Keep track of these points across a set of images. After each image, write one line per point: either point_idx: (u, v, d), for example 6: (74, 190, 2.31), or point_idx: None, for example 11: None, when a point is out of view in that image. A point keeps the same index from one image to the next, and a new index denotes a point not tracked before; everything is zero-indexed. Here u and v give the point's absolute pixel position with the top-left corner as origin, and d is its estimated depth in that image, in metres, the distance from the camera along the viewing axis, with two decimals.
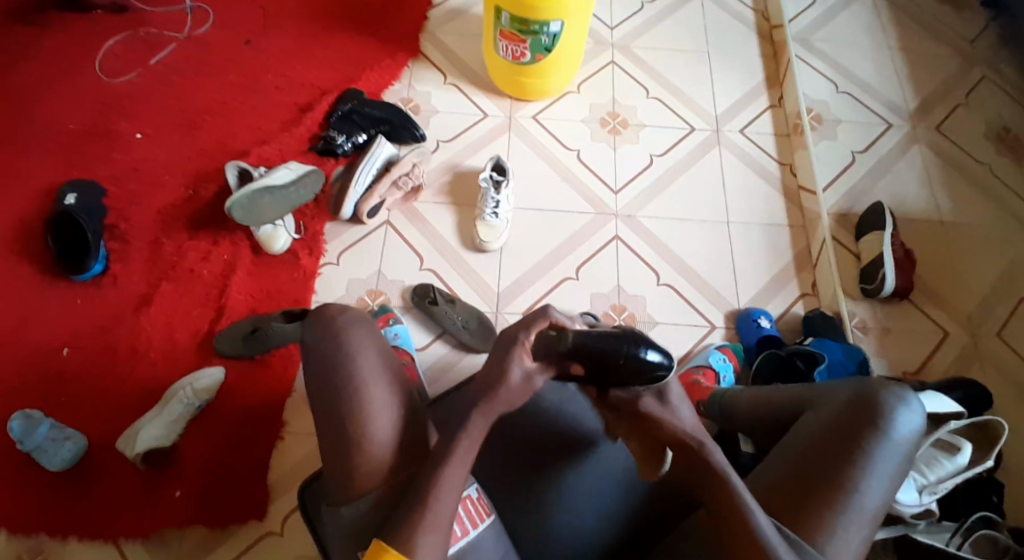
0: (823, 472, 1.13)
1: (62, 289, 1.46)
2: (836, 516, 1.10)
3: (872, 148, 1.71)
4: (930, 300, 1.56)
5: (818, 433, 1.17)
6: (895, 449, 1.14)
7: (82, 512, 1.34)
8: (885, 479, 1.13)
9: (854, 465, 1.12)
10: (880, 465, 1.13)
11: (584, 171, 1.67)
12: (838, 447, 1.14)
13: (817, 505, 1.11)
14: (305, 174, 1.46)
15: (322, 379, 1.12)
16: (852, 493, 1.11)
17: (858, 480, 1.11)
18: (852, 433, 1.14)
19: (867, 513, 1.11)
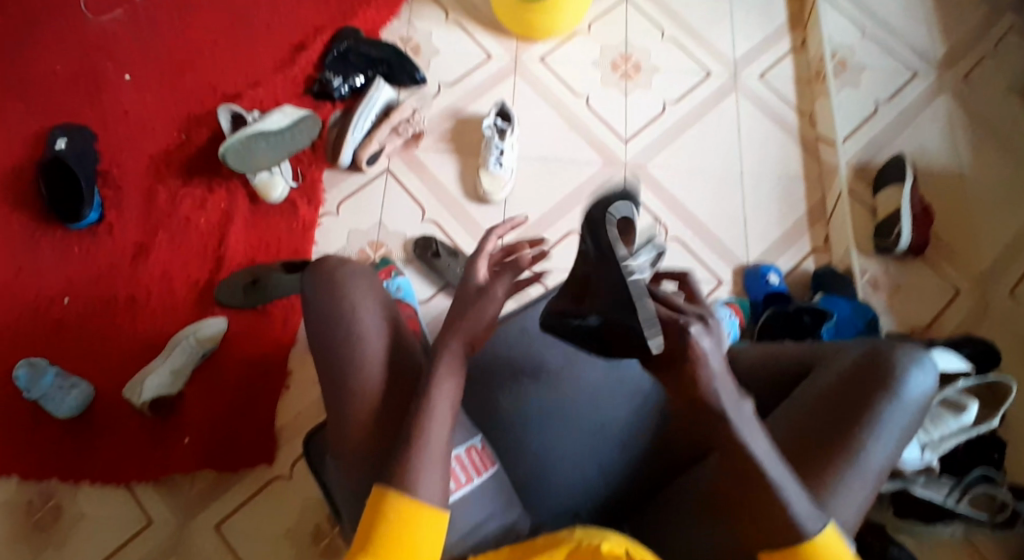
0: (828, 432, 1.03)
1: (58, 237, 1.49)
2: (841, 476, 1.00)
3: (895, 98, 1.64)
4: (943, 256, 1.52)
5: (822, 392, 1.08)
6: (905, 406, 1.04)
7: (89, 458, 1.39)
8: (893, 438, 1.04)
9: (861, 423, 1.03)
10: (888, 427, 1.03)
11: (592, 118, 1.60)
12: (842, 406, 1.05)
13: (822, 467, 1.01)
14: (299, 120, 1.50)
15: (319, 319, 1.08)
16: (858, 452, 1.01)
17: (864, 439, 1.02)
18: (859, 395, 1.05)
19: (872, 475, 1.01)
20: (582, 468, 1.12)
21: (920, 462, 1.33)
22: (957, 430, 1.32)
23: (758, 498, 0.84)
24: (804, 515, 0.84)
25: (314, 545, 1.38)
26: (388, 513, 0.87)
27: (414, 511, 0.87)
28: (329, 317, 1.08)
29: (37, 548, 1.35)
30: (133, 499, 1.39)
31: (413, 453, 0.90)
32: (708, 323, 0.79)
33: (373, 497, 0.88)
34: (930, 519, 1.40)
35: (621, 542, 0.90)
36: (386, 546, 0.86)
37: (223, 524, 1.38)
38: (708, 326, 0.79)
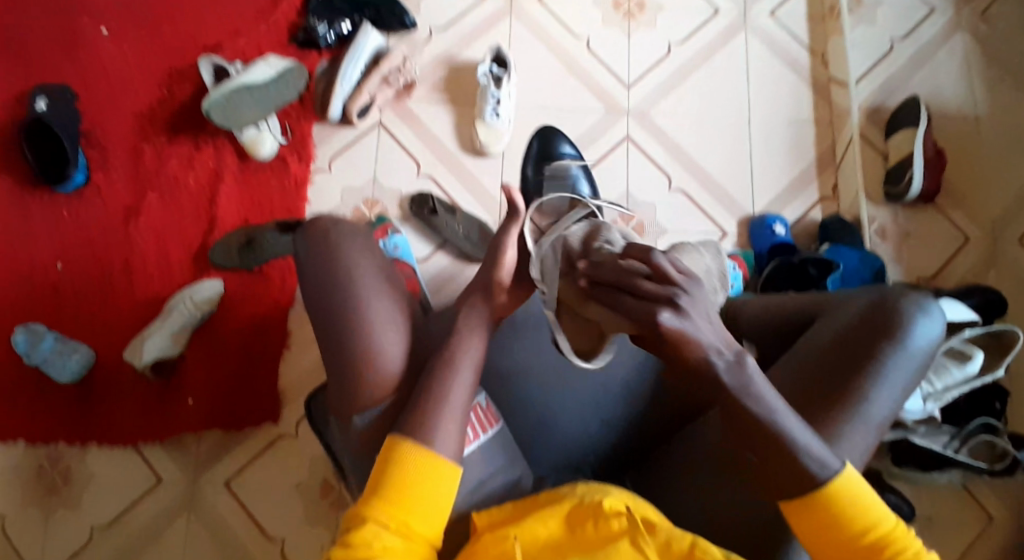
0: (832, 383, 1.03)
1: (46, 201, 1.46)
2: (845, 426, 1.00)
3: (912, 36, 1.56)
4: (955, 204, 1.47)
5: (827, 342, 1.07)
6: (911, 356, 1.04)
7: (92, 421, 1.40)
8: (898, 388, 1.03)
9: (866, 373, 1.02)
10: (893, 375, 1.03)
11: (592, 63, 1.54)
12: (846, 356, 1.04)
13: (826, 417, 1.01)
14: (284, 72, 1.45)
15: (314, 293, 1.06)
16: (862, 402, 1.01)
17: (868, 389, 1.02)
18: (863, 343, 1.04)
19: (875, 422, 1.01)
20: (584, 426, 1.17)
21: (922, 413, 1.31)
22: (962, 381, 1.29)
23: (774, 448, 0.87)
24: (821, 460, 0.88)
25: (322, 499, 1.39)
26: (398, 459, 0.93)
27: (422, 457, 0.93)
28: (321, 295, 1.06)
29: (50, 509, 1.36)
30: (143, 460, 1.40)
31: (434, 412, 0.96)
32: (680, 307, 0.83)
33: (387, 447, 0.95)
34: (927, 468, 1.37)
35: (621, 498, 0.95)
36: (395, 489, 0.92)
37: (234, 481, 1.39)
38: (682, 310, 0.83)
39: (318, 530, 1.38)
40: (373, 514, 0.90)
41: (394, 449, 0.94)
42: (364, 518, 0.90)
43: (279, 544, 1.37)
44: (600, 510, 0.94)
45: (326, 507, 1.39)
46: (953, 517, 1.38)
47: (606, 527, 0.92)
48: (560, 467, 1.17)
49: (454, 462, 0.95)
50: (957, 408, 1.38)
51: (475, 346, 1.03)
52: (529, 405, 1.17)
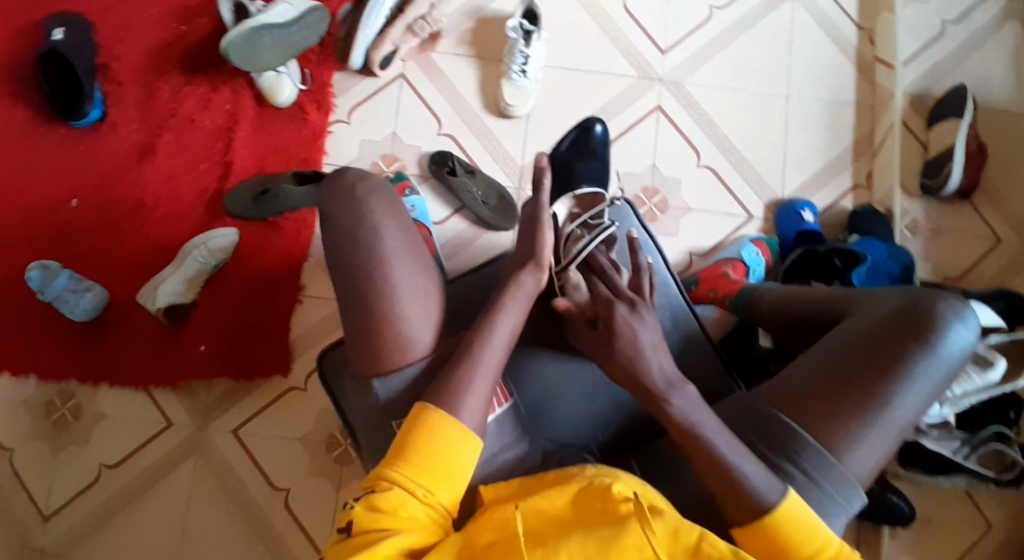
0: (856, 382, 1.01)
1: (61, 135, 1.43)
2: (863, 430, 1.00)
3: (965, 19, 1.47)
4: (992, 202, 1.42)
5: (857, 338, 1.04)
6: (942, 361, 1.02)
7: (104, 361, 1.42)
8: (923, 394, 1.02)
9: (892, 377, 1.00)
10: (920, 381, 1.01)
11: (628, 25, 1.47)
12: (875, 356, 1.02)
13: (844, 418, 1.00)
14: (306, 12, 1.37)
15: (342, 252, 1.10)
16: (886, 407, 1.00)
17: (892, 394, 1.00)
18: (893, 346, 1.02)
19: (896, 425, 1.01)
20: (594, 403, 1.19)
21: (938, 416, 1.31)
22: (982, 388, 1.27)
23: (720, 477, 0.96)
24: (765, 487, 0.94)
25: (327, 453, 1.42)
26: (424, 427, 0.97)
27: (447, 427, 0.97)
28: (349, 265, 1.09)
29: (60, 444, 1.40)
30: (152, 402, 1.43)
31: (462, 384, 1.00)
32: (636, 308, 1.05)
33: (414, 415, 0.99)
34: (933, 472, 1.38)
35: (629, 485, 0.94)
36: (419, 456, 0.96)
37: (241, 429, 1.42)
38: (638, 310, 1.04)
39: (321, 482, 1.41)
40: (398, 478, 0.95)
41: (421, 416, 0.98)
42: (390, 482, 0.94)
43: (284, 494, 1.40)
44: (608, 494, 0.93)
45: (330, 461, 1.42)
46: (955, 521, 1.41)
47: (613, 510, 0.92)
48: (565, 442, 1.17)
49: (478, 433, 0.99)
50: (971, 413, 1.38)
51: (508, 325, 1.06)
52: (545, 379, 1.19)
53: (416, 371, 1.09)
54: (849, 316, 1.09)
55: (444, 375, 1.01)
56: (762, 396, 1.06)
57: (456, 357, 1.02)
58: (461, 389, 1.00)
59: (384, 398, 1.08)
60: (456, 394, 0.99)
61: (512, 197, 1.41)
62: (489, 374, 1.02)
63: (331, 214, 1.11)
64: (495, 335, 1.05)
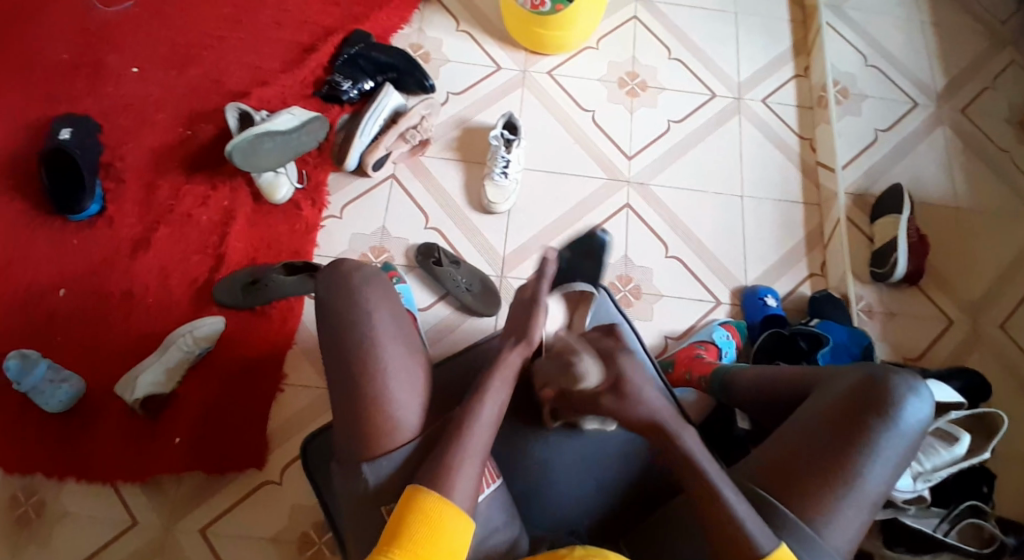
0: (826, 458, 1.05)
1: (57, 227, 1.48)
2: (836, 503, 1.04)
3: (896, 127, 1.67)
4: (938, 286, 1.54)
5: (823, 415, 1.08)
6: (901, 434, 1.06)
7: (76, 454, 1.37)
8: (889, 465, 1.06)
9: (857, 451, 1.05)
10: (885, 452, 1.05)
11: (596, 133, 1.62)
12: (839, 430, 1.06)
13: (818, 492, 1.04)
14: (308, 121, 1.49)
15: (341, 310, 1.11)
16: (855, 479, 1.04)
17: (861, 466, 1.04)
18: (858, 421, 1.06)
19: (868, 497, 1.05)
20: (580, 481, 1.19)
21: (911, 492, 1.28)
22: (950, 461, 1.28)
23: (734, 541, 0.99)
24: (757, 535, 0.98)
25: (299, 553, 1.36)
26: (422, 512, 0.97)
27: (447, 511, 0.98)
28: (349, 312, 1.11)
29: (21, 544, 1.33)
30: (118, 499, 1.36)
31: (454, 451, 1.02)
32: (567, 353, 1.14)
33: (408, 498, 0.99)
34: (918, 551, 1.32)
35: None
36: (416, 543, 0.96)
37: (209, 528, 1.36)
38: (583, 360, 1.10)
39: None
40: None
41: (420, 500, 0.98)
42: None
43: None
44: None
45: None
46: None
47: None
48: (552, 523, 1.17)
49: (469, 512, 1.00)
50: (945, 488, 1.38)
51: (498, 397, 1.09)
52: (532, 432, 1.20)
53: (406, 453, 1.07)
54: (814, 392, 1.14)
55: (442, 445, 1.03)
56: (742, 477, 1.09)
57: (456, 413, 1.06)
58: (450, 464, 1.01)
59: (375, 483, 1.06)
60: (449, 454, 1.01)
61: (495, 284, 1.48)
62: (479, 452, 1.04)
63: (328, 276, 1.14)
64: (495, 397, 1.09)
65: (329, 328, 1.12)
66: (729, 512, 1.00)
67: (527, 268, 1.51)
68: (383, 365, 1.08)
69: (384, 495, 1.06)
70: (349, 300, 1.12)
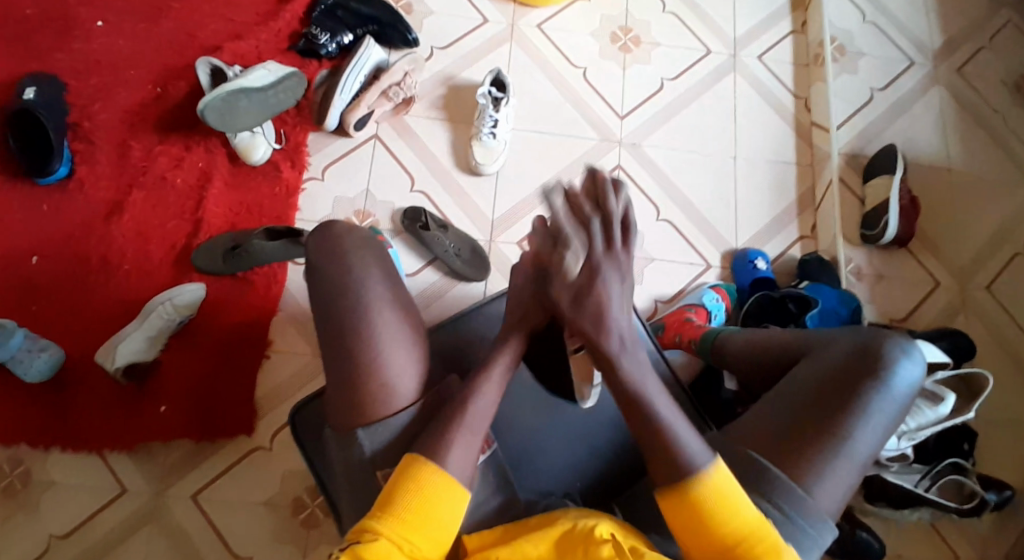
0: (816, 421, 1.03)
1: (26, 190, 1.42)
2: (827, 464, 1.01)
3: (892, 86, 1.63)
4: (927, 248, 1.53)
5: (813, 380, 1.07)
6: (892, 398, 1.05)
7: (58, 424, 1.34)
8: (880, 428, 1.04)
9: (848, 413, 1.03)
10: (877, 414, 1.04)
11: (588, 92, 1.57)
12: (832, 392, 1.05)
13: (807, 452, 1.02)
14: (284, 77, 1.43)
15: (327, 284, 1.07)
16: (846, 439, 1.02)
17: (852, 427, 1.02)
18: (849, 383, 1.05)
19: (858, 458, 1.02)
20: (574, 448, 1.19)
21: (896, 450, 1.30)
22: (935, 421, 1.28)
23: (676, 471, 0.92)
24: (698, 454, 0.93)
25: (293, 517, 1.35)
26: (414, 479, 0.95)
27: (440, 480, 0.95)
28: (336, 287, 1.07)
29: (5, 514, 1.31)
30: (105, 469, 1.34)
31: (448, 428, 0.99)
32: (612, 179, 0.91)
33: (401, 467, 0.97)
34: (898, 506, 1.36)
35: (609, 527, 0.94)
36: (410, 509, 0.93)
37: (200, 494, 1.35)
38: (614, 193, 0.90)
39: (285, 549, 1.34)
40: (385, 530, 0.92)
41: (411, 467, 0.96)
42: (377, 534, 0.91)
43: None
44: (592, 537, 0.92)
45: (297, 526, 1.35)
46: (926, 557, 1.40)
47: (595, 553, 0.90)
48: (546, 490, 1.16)
49: (467, 484, 0.97)
50: (928, 447, 1.38)
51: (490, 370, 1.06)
52: (527, 404, 1.19)
53: (408, 418, 1.04)
54: (804, 357, 1.13)
55: (438, 421, 1.00)
56: (729, 438, 1.06)
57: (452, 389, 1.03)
58: (444, 440, 0.98)
59: (371, 450, 1.02)
60: (442, 431, 0.99)
61: (484, 249, 1.45)
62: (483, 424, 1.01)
63: (312, 248, 1.11)
64: (496, 373, 1.05)
65: (317, 303, 1.08)
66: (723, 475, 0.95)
67: (516, 232, 1.48)
68: (379, 334, 1.04)
69: (381, 461, 1.02)
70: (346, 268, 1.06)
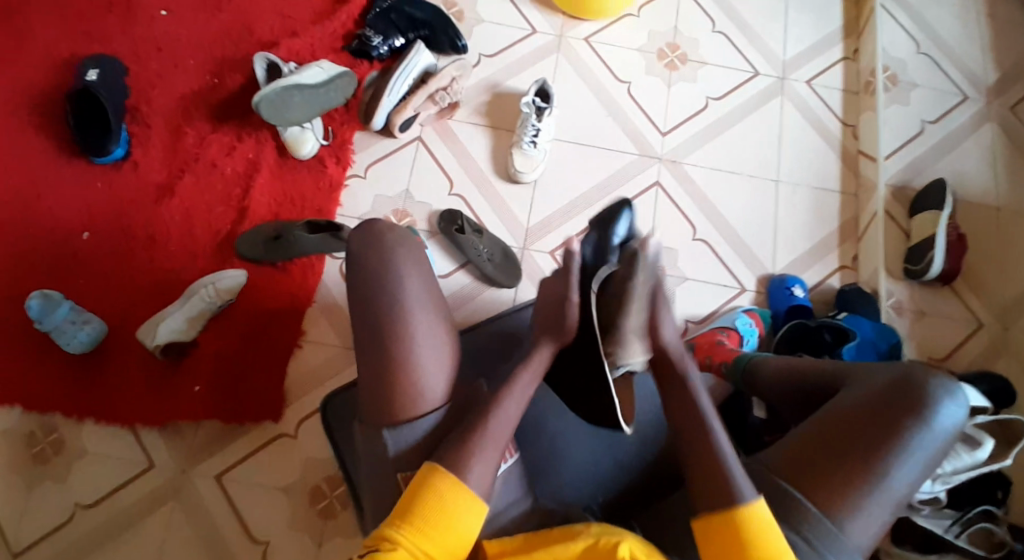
0: (853, 456, 1.00)
1: (83, 168, 1.48)
2: (860, 500, 0.99)
3: (943, 120, 1.60)
4: (971, 287, 1.49)
5: (853, 415, 1.04)
6: (933, 437, 1.01)
7: (95, 394, 1.38)
8: (917, 467, 1.01)
9: (887, 451, 1.00)
10: (916, 453, 1.00)
11: (632, 107, 1.58)
12: (871, 428, 1.01)
13: (840, 487, 0.99)
14: (337, 76, 1.46)
15: (354, 274, 1.08)
16: (882, 478, 0.99)
17: (889, 466, 0.99)
18: (890, 421, 1.01)
19: (893, 496, 1.00)
20: (596, 458, 1.17)
21: (929, 493, 1.24)
22: (970, 466, 1.21)
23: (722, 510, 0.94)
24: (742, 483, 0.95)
25: (310, 505, 1.37)
26: (428, 488, 0.94)
27: (456, 489, 0.94)
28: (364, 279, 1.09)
29: (36, 479, 1.36)
30: (137, 441, 1.38)
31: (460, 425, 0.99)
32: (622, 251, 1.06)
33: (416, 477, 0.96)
34: (925, 551, 1.30)
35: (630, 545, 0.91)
36: (426, 517, 0.92)
37: (225, 475, 1.38)
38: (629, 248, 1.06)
39: (301, 536, 1.35)
40: (403, 538, 0.91)
41: (427, 476, 0.95)
42: (394, 542, 0.90)
43: (263, 546, 1.35)
44: (613, 557, 0.90)
45: (315, 514, 1.37)
46: None
47: None
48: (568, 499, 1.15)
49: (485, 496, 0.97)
50: (961, 492, 1.32)
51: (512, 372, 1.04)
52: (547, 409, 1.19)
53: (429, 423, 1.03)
54: (845, 388, 1.09)
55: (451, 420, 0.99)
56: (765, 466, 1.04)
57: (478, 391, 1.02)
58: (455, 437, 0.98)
59: (394, 451, 1.02)
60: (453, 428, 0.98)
61: (517, 256, 1.46)
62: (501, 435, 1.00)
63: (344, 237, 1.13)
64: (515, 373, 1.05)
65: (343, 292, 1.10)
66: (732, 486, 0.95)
67: (550, 242, 1.48)
68: (407, 322, 1.04)
69: (403, 462, 1.02)
70: (375, 259, 1.08)
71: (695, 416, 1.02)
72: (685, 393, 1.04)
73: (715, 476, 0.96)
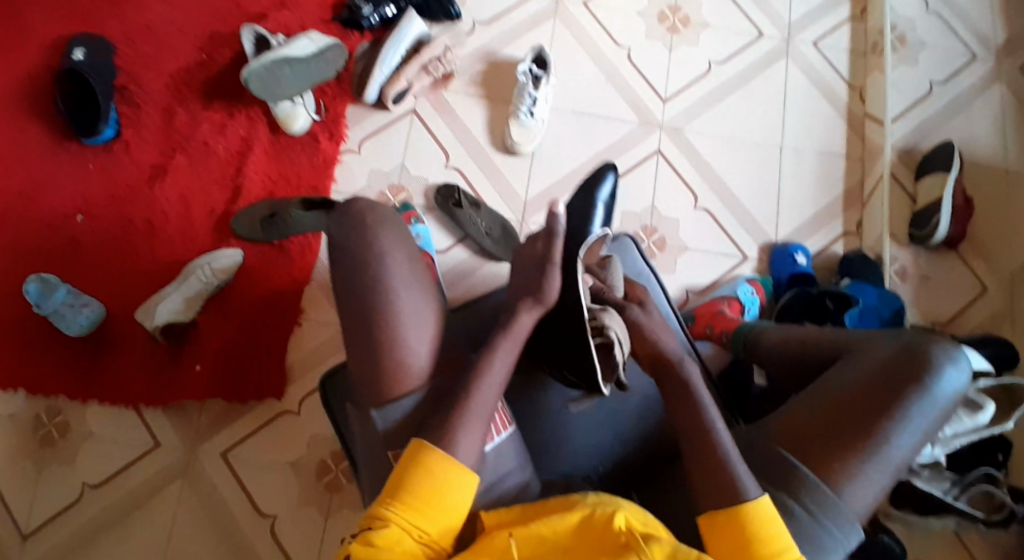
0: (852, 422, 0.99)
1: (75, 150, 1.46)
2: (860, 466, 0.97)
3: (952, 80, 1.56)
4: (977, 252, 1.47)
5: (852, 381, 1.03)
6: (934, 402, 1.00)
7: (98, 378, 1.39)
8: (918, 433, 1.00)
9: (886, 416, 0.99)
10: (916, 418, 0.99)
11: (632, 74, 1.54)
12: (871, 394, 1.00)
13: (839, 454, 0.98)
14: (327, 48, 1.42)
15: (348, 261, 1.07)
16: (882, 443, 0.98)
17: (888, 431, 0.98)
18: (890, 386, 1.00)
19: (893, 462, 0.98)
20: (596, 436, 1.16)
21: (930, 457, 1.24)
22: (973, 430, 1.20)
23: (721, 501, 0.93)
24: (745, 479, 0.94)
25: (317, 479, 1.39)
26: (417, 465, 0.93)
27: (444, 464, 0.94)
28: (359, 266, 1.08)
29: (44, 462, 1.37)
30: (142, 422, 1.39)
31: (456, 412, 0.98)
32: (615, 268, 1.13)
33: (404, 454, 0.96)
34: (923, 512, 1.31)
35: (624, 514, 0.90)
36: (416, 494, 0.92)
37: (230, 452, 1.39)
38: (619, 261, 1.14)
39: (308, 511, 1.37)
40: (394, 516, 0.90)
41: (415, 453, 0.94)
42: (386, 519, 0.90)
43: (269, 521, 1.36)
44: (609, 528, 0.89)
45: (321, 489, 1.38)
46: None
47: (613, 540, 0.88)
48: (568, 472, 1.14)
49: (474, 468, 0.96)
50: (960, 454, 1.33)
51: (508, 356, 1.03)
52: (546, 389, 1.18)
53: (414, 402, 1.01)
54: (846, 356, 1.08)
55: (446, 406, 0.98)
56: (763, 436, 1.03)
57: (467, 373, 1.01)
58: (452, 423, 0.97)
59: (382, 428, 1.01)
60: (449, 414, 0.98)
61: (515, 228, 1.44)
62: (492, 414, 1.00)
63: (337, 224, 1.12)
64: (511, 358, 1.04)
65: None
66: (732, 470, 0.95)
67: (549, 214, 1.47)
68: (403, 309, 1.03)
69: (393, 439, 1.01)
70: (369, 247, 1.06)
71: (694, 397, 1.01)
72: (687, 383, 1.02)
73: (713, 462, 0.96)
